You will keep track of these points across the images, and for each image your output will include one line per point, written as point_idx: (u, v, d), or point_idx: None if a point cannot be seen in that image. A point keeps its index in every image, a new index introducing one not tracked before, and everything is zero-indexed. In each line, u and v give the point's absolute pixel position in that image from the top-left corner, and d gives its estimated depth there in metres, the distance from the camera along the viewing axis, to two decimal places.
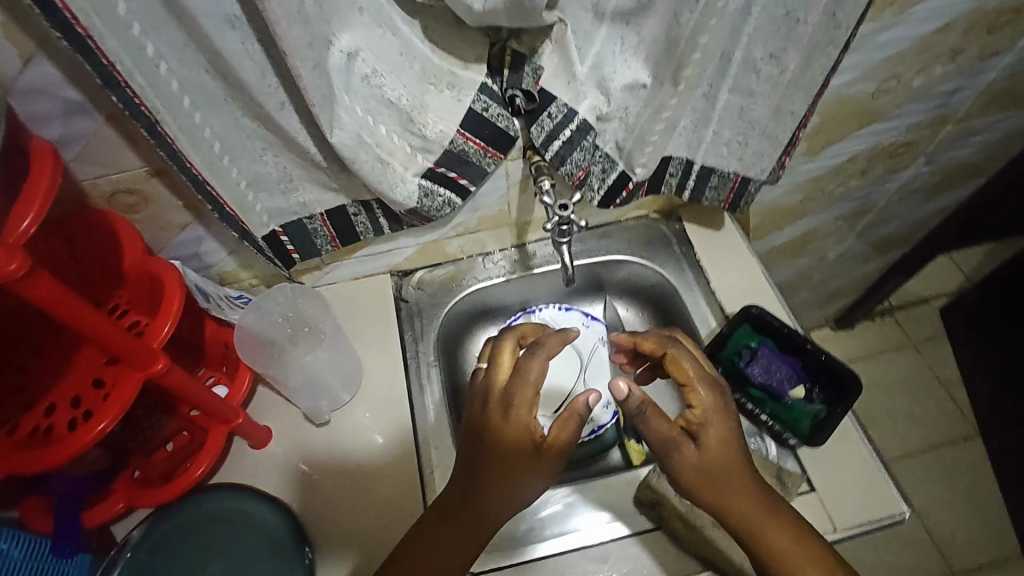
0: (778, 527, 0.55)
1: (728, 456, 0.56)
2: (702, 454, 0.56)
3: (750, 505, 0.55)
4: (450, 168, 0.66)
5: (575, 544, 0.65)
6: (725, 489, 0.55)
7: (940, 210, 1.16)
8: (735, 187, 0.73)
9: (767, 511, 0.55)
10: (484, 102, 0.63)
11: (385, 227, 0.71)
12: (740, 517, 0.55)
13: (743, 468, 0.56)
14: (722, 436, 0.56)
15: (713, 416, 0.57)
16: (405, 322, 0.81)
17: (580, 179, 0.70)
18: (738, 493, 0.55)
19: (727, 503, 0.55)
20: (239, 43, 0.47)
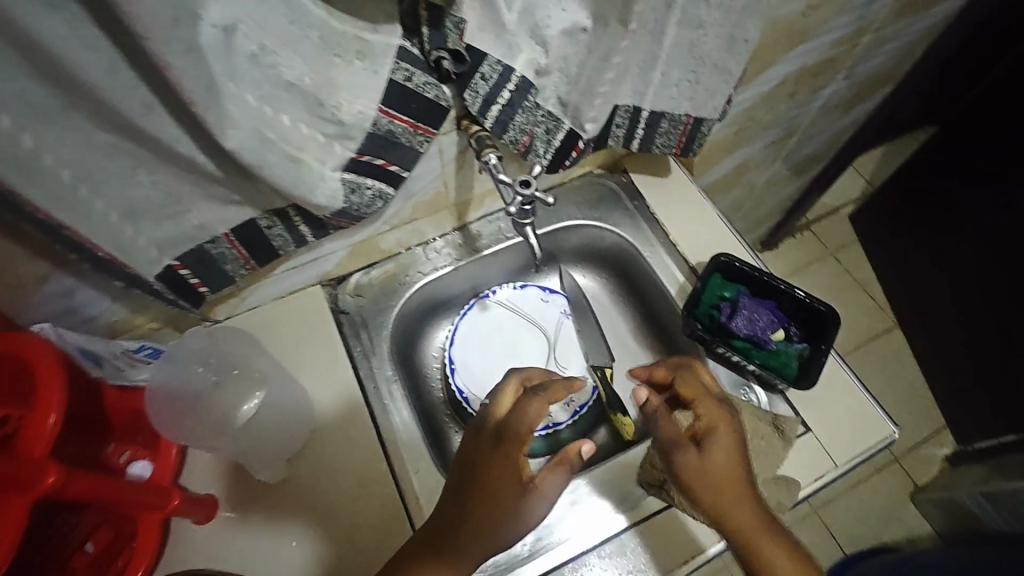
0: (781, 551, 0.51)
1: (734, 469, 0.53)
2: (706, 463, 0.53)
3: (758, 531, 0.51)
4: (376, 155, 0.55)
5: (582, 548, 0.60)
6: (731, 508, 0.52)
7: (852, 123, 1.19)
8: (686, 129, 0.68)
9: (776, 539, 0.51)
10: (405, 70, 0.52)
11: (307, 235, 0.60)
12: (747, 542, 0.51)
13: (750, 485, 0.53)
14: (731, 450, 0.54)
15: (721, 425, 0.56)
16: (351, 336, 0.70)
17: (525, 146, 0.62)
18: (745, 513, 0.52)
19: (736, 524, 0.52)
20: (67, 30, 0.34)
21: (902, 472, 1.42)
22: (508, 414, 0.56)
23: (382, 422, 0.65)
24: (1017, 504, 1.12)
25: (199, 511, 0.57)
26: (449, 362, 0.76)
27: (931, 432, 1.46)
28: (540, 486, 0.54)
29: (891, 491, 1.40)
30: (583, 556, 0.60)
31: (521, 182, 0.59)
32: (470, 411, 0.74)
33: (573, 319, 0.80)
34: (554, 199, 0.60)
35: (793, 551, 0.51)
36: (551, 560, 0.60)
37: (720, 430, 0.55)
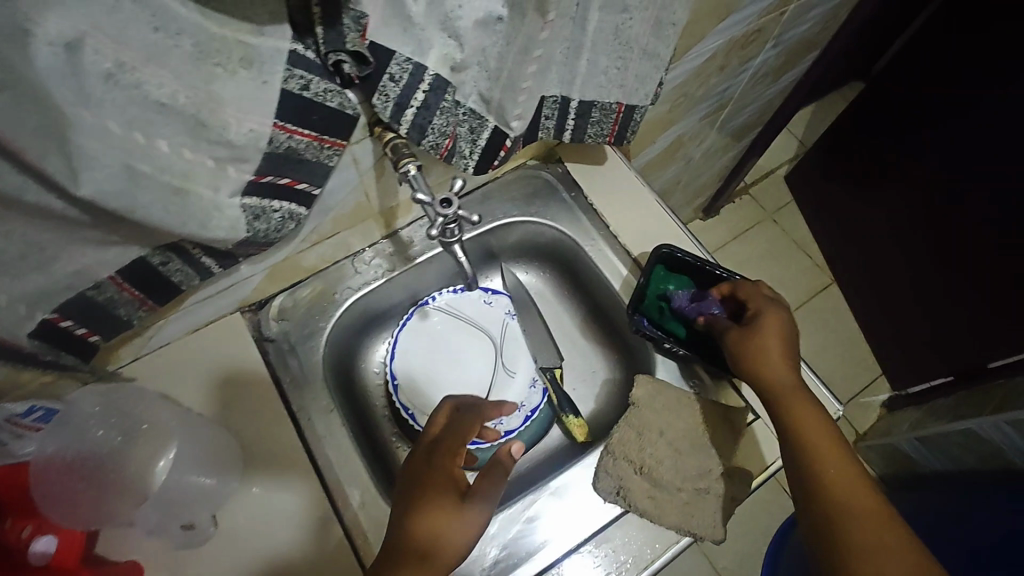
0: (809, 411, 0.56)
1: (773, 339, 0.60)
2: (751, 334, 0.61)
3: (796, 393, 0.57)
4: (279, 174, 0.50)
5: (564, 548, 0.59)
6: (773, 371, 0.58)
7: (782, 89, 1.19)
8: (619, 117, 0.64)
9: (809, 404, 0.56)
10: (300, 77, 0.46)
11: (211, 265, 0.53)
12: (783, 401, 0.57)
13: (793, 359, 0.60)
14: (776, 328, 0.61)
15: (768, 312, 0.62)
16: (279, 365, 0.65)
17: (448, 149, 0.57)
18: (787, 378, 0.58)
19: (778, 386, 0.58)
20: None
21: (846, 423, 1.48)
22: (440, 432, 0.56)
23: (321, 459, 0.61)
24: (947, 444, 1.19)
25: None
26: (391, 377, 0.72)
27: (869, 380, 1.53)
28: (480, 493, 0.51)
29: None
30: (554, 566, 0.58)
31: (442, 203, 0.57)
32: (417, 428, 0.70)
33: (517, 319, 0.76)
34: (478, 219, 0.59)
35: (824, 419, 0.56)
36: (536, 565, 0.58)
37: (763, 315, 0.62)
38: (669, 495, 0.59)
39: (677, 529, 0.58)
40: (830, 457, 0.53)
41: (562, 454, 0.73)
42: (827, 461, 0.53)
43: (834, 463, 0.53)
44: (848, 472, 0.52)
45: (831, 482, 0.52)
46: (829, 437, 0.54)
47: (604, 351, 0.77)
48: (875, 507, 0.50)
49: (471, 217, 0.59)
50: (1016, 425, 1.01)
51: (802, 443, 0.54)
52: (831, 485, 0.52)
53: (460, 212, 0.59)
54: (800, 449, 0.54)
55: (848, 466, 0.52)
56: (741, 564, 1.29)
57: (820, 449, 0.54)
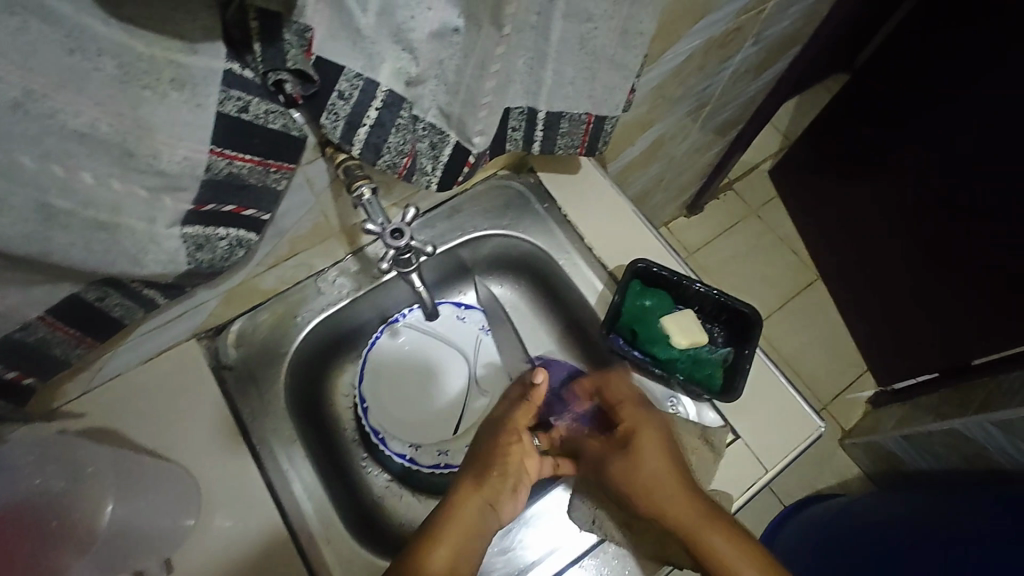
0: (720, 536, 0.52)
1: (662, 459, 0.56)
2: (639, 472, 0.56)
3: (706, 527, 0.53)
4: (223, 201, 0.47)
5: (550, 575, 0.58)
6: (676, 513, 0.54)
7: (764, 86, 1.16)
8: (589, 128, 0.61)
9: (722, 535, 0.52)
10: (238, 98, 0.43)
11: (155, 296, 0.50)
12: (701, 546, 0.52)
13: (690, 484, 0.55)
14: (661, 445, 0.57)
15: (643, 426, 0.59)
16: (238, 394, 0.62)
17: (407, 167, 0.54)
18: (694, 515, 0.53)
19: (688, 528, 0.53)
20: None
21: (831, 420, 1.48)
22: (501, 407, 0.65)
23: (283, 494, 0.58)
24: (933, 443, 1.18)
25: None
26: (360, 402, 0.68)
27: (854, 376, 1.52)
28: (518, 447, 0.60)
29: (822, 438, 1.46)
30: None
31: (391, 234, 0.54)
32: (393, 456, 0.66)
33: (492, 335, 0.74)
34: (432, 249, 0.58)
35: (745, 541, 0.52)
36: None
37: (647, 428, 0.58)
38: (647, 522, 0.58)
39: (655, 559, 0.56)
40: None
41: None
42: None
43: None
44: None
45: None
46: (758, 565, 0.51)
47: (581, 367, 0.75)
48: None
49: (423, 248, 0.58)
50: (1002, 426, 1.01)
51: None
52: None
53: (414, 242, 0.57)
54: None
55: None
56: None
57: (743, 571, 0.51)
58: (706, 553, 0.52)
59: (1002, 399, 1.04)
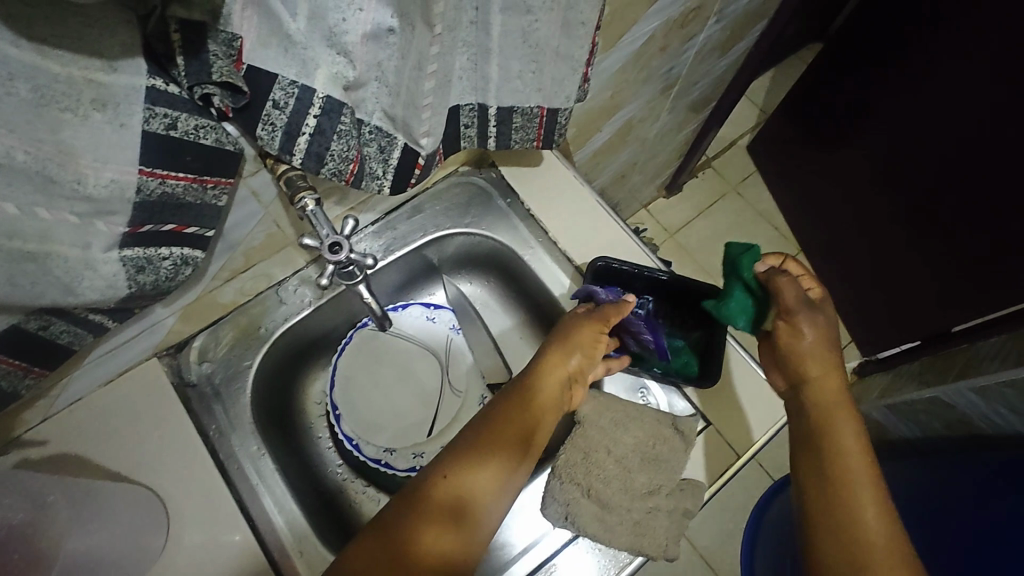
0: (852, 431, 0.54)
1: (830, 349, 0.58)
2: (813, 362, 0.57)
3: (854, 464, 0.52)
4: (163, 221, 0.45)
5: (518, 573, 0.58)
6: (838, 428, 0.54)
7: (734, 61, 1.14)
8: (543, 121, 0.59)
9: (856, 428, 0.54)
10: (164, 115, 0.42)
11: (103, 320, 0.49)
12: (837, 463, 0.52)
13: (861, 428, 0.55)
14: (830, 349, 0.58)
15: (829, 307, 0.62)
16: (204, 411, 0.61)
17: (354, 174, 0.52)
18: (851, 440, 0.53)
19: (836, 451, 0.53)
20: None
21: None
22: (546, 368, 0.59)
23: (254, 510, 0.58)
24: (915, 407, 1.20)
25: None
26: (332, 409, 0.67)
27: (838, 348, 1.52)
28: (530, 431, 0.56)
29: None
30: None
31: (329, 247, 0.53)
32: (361, 457, 0.66)
33: (462, 333, 0.73)
34: (373, 260, 0.58)
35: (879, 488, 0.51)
36: None
37: (811, 322, 0.57)
38: (618, 516, 0.56)
39: (629, 548, 0.55)
40: (868, 543, 0.48)
41: None
42: (864, 528, 0.49)
43: (879, 548, 0.48)
44: (892, 565, 0.46)
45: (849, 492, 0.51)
46: (876, 507, 0.50)
47: None
48: (882, 533, 0.48)
49: (366, 258, 0.57)
50: (983, 391, 1.02)
51: (841, 492, 0.51)
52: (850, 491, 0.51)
53: (356, 257, 0.56)
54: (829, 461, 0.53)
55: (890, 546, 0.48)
56: (720, 542, 1.29)
57: (852, 457, 0.52)
58: (836, 473, 0.52)
59: (982, 366, 1.07)
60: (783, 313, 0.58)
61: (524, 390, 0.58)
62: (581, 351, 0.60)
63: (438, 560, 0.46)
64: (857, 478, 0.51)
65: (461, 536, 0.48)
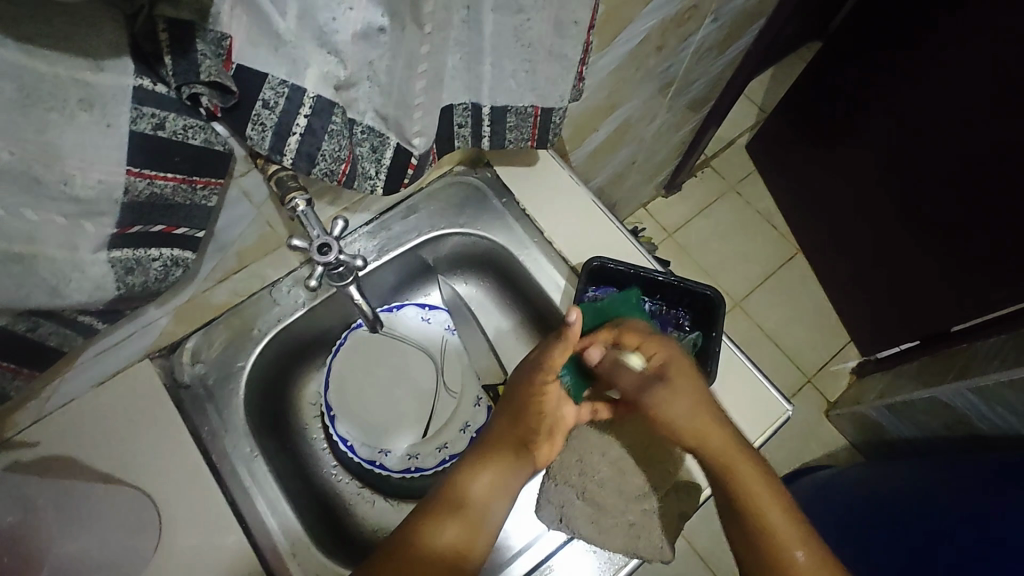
0: (749, 468, 0.53)
1: (697, 398, 0.55)
2: (699, 429, 0.54)
3: (764, 504, 0.52)
4: (151, 222, 0.45)
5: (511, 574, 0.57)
6: (744, 482, 0.52)
7: (732, 60, 1.14)
8: (537, 120, 0.59)
9: (751, 464, 0.53)
10: (151, 115, 0.41)
11: (93, 322, 0.49)
12: (750, 512, 0.52)
13: (757, 460, 0.54)
14: (704, 403, 0.55)
15: (675, 362, 0.58)
16: (197, 413, 0.61)
17: (346, 174, 0.52)
18: (750, 484, 0.52)
19: (749, 508, 0.52)
20: None
21: (815, 391, 1.48)
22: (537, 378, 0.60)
23: (246, 512, 0.58)
24: (915, 411, 1.18)
25: None
26: (326, 410, 0.67)
27: (837, 348, 1.52)
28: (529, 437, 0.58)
29: (807, 412, 1.46)
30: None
31: (319, 248, 0.53)
32: (357, 459, 0.66)
33: (457, 334, 0.73)
34: (364, 261, 0.57)
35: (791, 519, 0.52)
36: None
37: (681, 382, 0.56)
38: (613, 518, 0.55)
39: (624, 551, 0.55)
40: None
41: None
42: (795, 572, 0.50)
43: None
44: None
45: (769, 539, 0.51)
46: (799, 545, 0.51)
47: None
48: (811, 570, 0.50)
49: (357, 259, 0.57)
50: (982, 392, 1.01)
51: (767, 540, 0.51)
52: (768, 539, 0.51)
53: (345, 257, 0.55)
54: (743, 514, 0.52)
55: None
56: (718, 542, 1.29)
57: (758, 501, 0.52)
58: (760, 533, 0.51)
59: (982, 366, 1.04)
60: (657, 376, 0.57)
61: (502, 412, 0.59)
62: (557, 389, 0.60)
63: (444, 560, 0.49)
64: (776, 527, 0.51)
65: (471, 531, 0.51)
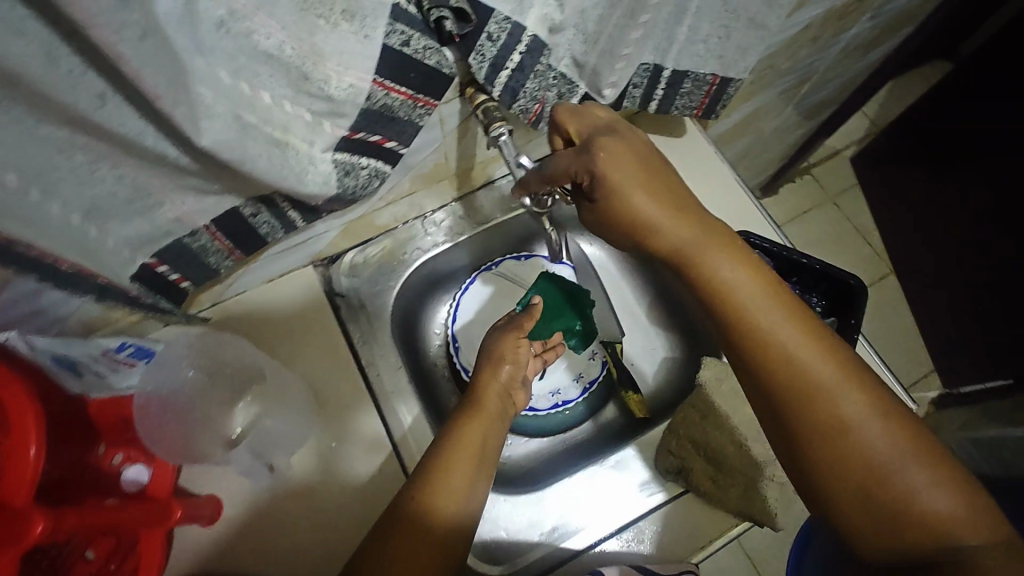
0: (733, 279, 0.45)
1: (642, 180, 0.47)
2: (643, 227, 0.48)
3: (758, 315, 0.44)
4: (372, 131, 0.48)
5: (619, 522, 0.61)
6: (760, 328, 0.44)
7: (871, 64, 1.11)
8: (712, 89, 0.62)
9: (736, 267, 0.46)
10: (402, 33, 0.43)
11: (296, 219, 0.54)
12: (749, 334, 0.44)
13: (736, 255, 0.46)
14: (672, 198, 0.48)
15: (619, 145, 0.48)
16: (350, 321, 0.67)
17: (536, 114, 0.56)
18: (746, 294, 0.45)
19: (777, 363, 0.43)
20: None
21: None
22: (491, 335, 0.64)
23: (389, 414, 0.63)
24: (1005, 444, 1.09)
25: (200, 517, 0.54)
26: (452, 339, 0.72)
27: (919, 376, 1.47)
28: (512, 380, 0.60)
29: None
30: (625, 528, 0.60)
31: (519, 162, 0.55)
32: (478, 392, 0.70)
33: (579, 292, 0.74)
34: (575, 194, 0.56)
35: (790, 321, 0.44)
36: (602, 528, 0.60)
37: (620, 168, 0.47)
38: (733, 480, 0.58)
39: (738, 513, 0.58)
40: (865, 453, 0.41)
41: (615, 432, 0.73)
42: (814, 390, 0.42)
43: (870, 454, 0.41)
44: (868, 430, 0.41)
45: (775, 356, 0.43)
46: (817, 359, 0.43)
47: (666, 328, 0.76)
48: (828, 382, 0.42)
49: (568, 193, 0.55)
50: None
51: (781, 368, 0.43)
52: (773, 357, 0.43)
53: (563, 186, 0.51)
54: (741, 339, 0.45)
55: (847, 399, 0.42)
56: None
57: (756, 319, 0.44)
58: (763, 358, 0.44)
59: None
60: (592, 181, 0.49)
61: (483, 357, 0.61)
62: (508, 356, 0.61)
63: (429, 529, 0.48)
64: (815, 374, 0.42)
65: (465, 484, 0.50)
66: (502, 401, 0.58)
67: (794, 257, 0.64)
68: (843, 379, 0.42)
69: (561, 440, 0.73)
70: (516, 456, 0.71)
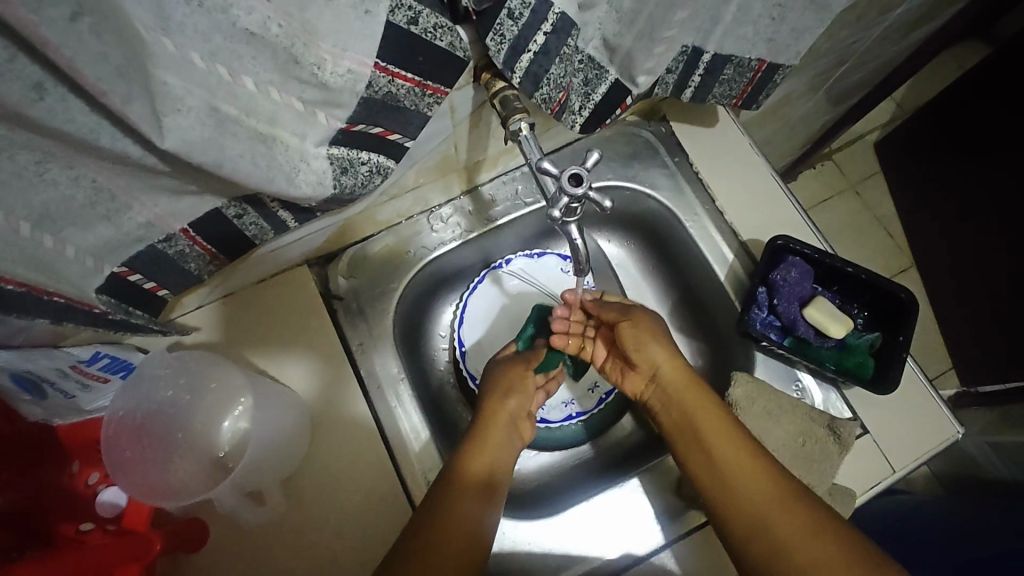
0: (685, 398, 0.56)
1: (648, 331, 0.60)
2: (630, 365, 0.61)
3: (703, 414, 0.54)
4: (374, 123, 0.42)
5: (641, 547, 0.57)
6: (717, 459, 0.51)
7: (909, 45, 1.03)
8: (755, 76, 0.55)
9: (700, 392, 0.56)
10: (409, 8, 0.36)
11: (288, 219, 0.48)
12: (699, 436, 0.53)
13: (692, 377, 0.57)
14: (657, 346, 0.59)
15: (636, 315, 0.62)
16: (347, 325, 0.61)
17: (560, 104, 0.50)
18: (708, 419, 0.54)
19: (734, 495, 0.49)
20: None
21: None
22: (494, 365, 0.62)
23: (389, 430, 0.58)
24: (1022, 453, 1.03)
25: (183, 545, 0.50)
26: (458, 345, 0.67)
27: (936, 373, 1.42)
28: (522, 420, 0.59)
29: None
30: (646, 556, 0.57)
31: (569, 178, 0.44)
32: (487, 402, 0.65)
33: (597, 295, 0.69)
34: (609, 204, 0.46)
35: (728, 422, 0.53)
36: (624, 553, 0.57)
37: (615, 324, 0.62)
38: None
39: None
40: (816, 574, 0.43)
41: (631, 446, 0.69)
42: (752, 496, 0.49)
43: (800, 554, 0.45)
44: (811, 545, 0.45)
45: (722, 458, 0.51)
46: (764, 483, 0.49)
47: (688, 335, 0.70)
48: (769, 496, 0.48)
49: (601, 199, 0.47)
50: None
51: (725, 469, 0.51)
52: (718, 462, 0.51)
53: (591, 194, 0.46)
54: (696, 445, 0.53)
55: (787, 506, 0.47)
56: None
57: (710, 429, 0.53)
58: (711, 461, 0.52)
59: None
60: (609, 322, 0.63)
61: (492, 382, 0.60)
62: (513, 390, 0.59)
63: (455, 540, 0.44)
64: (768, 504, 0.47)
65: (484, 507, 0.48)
66: (508, 433, 0.56)
67: (838, 265, 0.60)
68: (784, 493, 0.48)
69: (575, 454, 0.69)
70: (526, 470, 0.67)
